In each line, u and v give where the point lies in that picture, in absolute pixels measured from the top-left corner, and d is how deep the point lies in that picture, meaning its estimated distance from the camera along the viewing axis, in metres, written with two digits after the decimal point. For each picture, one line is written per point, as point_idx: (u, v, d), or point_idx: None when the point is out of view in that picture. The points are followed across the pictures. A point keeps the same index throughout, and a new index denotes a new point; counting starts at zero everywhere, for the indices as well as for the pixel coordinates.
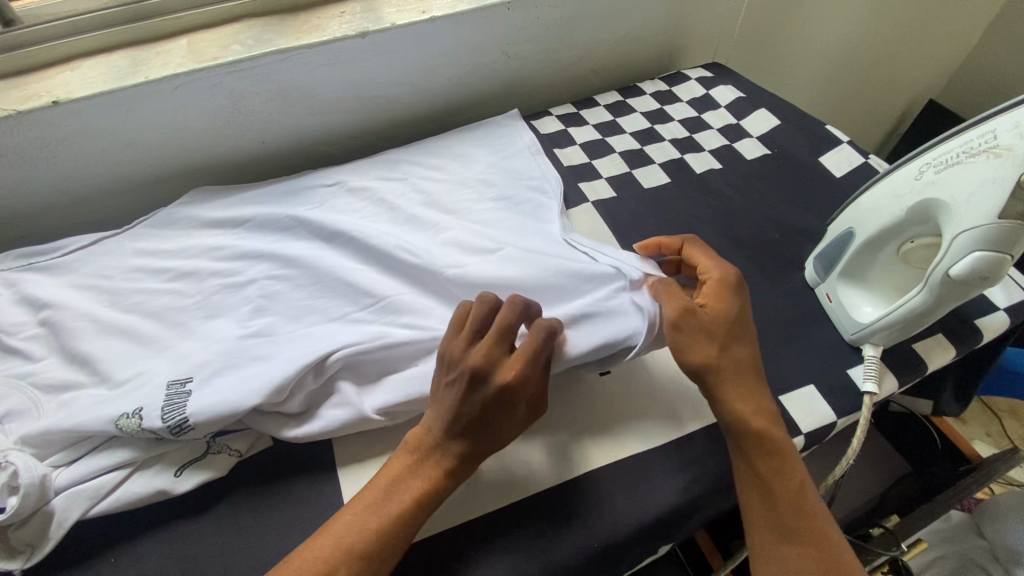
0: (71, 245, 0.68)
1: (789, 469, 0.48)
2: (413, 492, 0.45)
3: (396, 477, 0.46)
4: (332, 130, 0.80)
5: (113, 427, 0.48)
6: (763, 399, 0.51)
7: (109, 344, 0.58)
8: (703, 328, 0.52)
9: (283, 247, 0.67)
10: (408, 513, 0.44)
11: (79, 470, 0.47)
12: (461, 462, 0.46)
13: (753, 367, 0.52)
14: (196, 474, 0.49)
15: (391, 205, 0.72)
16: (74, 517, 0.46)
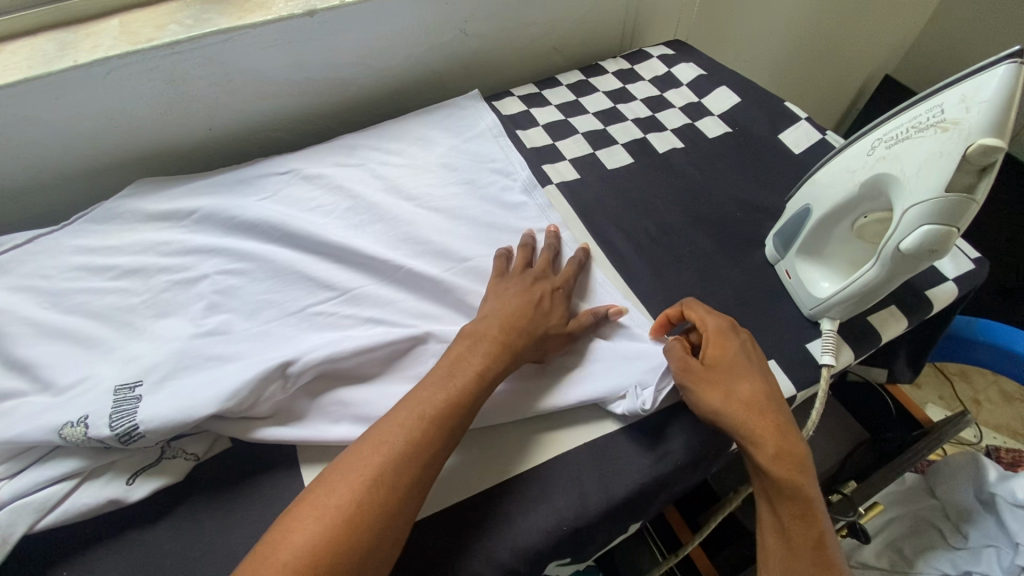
0: (4, 244, 0.64)
1: (808, 523, 0.46)
2: (475, 367, 0.49)
3: (453, 364, 0.49)
4: (283, 114, 0.77)
5: (57, 437, 0.45)
6: (794, 447, 0.47)
7: (50, 348, 0.55)
8: (711, 392, 0.49)
9: (236, 240, 0.64)
10: (473, 385, 0.48)
11: (22, 485, 0.45)
12: (517, 339, 0.52)
13: (776, 414, 0.49)
14: (151, 480, 0.47)
15: (349, 193, 0.69)
16: (19, 532, 0.43)
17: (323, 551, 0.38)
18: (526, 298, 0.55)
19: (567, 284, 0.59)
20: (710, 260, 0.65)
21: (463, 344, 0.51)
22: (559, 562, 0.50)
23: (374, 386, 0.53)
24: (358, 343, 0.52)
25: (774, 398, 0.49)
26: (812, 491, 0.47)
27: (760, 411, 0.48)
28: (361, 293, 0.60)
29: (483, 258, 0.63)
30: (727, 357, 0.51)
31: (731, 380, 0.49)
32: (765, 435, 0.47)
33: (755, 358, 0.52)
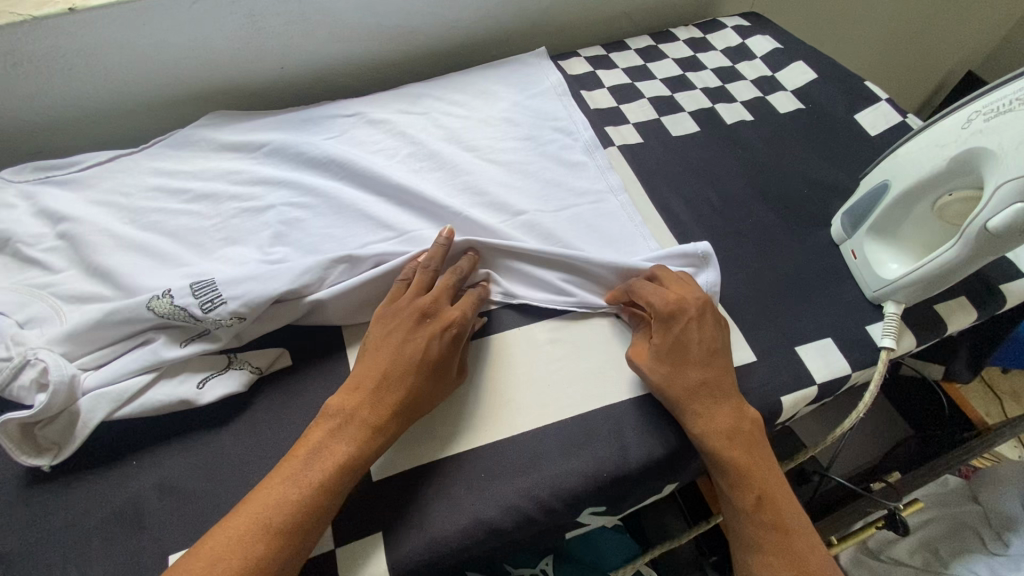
0: (88, 161, 0.67)
1: (743, 489, 0.46)
2: (337, 456, 0.43)
3: (317, 444, 0.44)
4: (353, 60, 0.78)
5: (147, 311, 0.49)
6: (732, 421, 0.47)
7: (129, 259, 0.58)
8: (671, 380, 0.48)
9: (302, 176, 0.66)
10: (329, 478, 0.43)
11: (105, 376, 0.48)
12: (393, 417, 0.46)
13: (710, 391, 0.48)
14: (219, 386, 0.50)
15: (413, 140, 0.70)
16: (99, 417, 0.47)
17: (282, 510, 0.41)
18: (404, 355, 0.47)
19: (462, 320, 0.50)
20: (771, 234, 0.63)
21: (350, 397, 0.46)
22: (595, 509, 0.51)
23: None
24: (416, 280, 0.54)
25: (704, 376, 0.48)
26: (754, 457, 0.47)
27: (716, 393, 0.48)
28: (419, 237, 0.61)
29: (540, 212, 0.63)
30: (676, 347, 0.49)
31: (671, 367, 0.49)
32: (711, 411, 0.47)
33: (684, 333, 0.49)
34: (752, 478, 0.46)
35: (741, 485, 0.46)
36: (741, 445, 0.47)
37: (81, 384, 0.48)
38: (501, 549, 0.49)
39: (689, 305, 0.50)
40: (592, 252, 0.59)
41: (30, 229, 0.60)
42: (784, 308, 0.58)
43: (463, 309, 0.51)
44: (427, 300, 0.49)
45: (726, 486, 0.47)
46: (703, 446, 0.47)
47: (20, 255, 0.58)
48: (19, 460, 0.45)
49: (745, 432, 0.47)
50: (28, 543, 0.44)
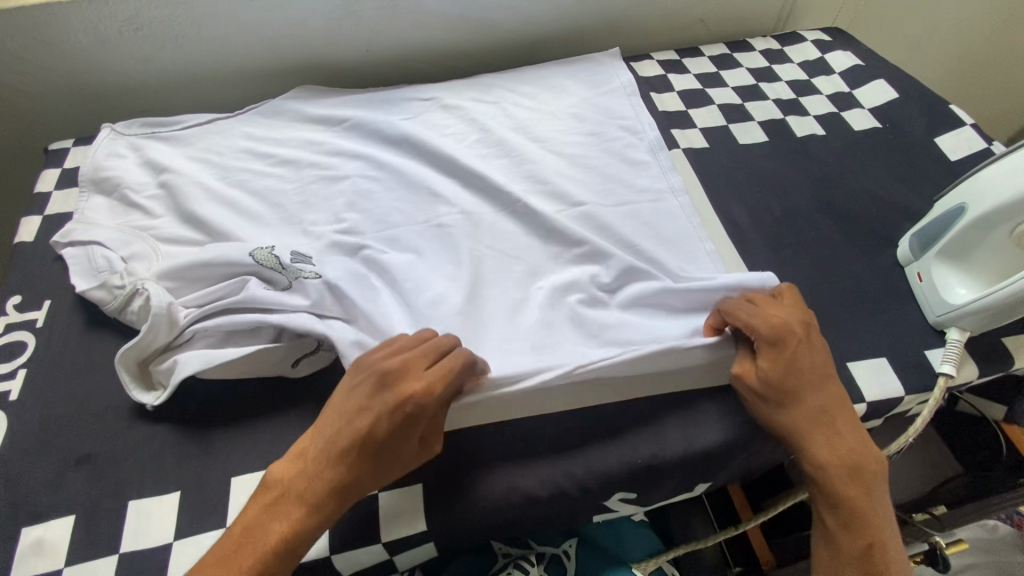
0: (189, 121, 0.73)
1: (854, 533, 0.46)
2: (279, 529, 0.41)
3: (271, 504, 0.42)
4: (433, 47, 0.82)
5: (250, 259, 0.54)
6: (853, 455, 0.46)
7: (218, 211, 0.63)
8: (790, 410, 0.47)
9: (377, 151, 0.70)
10: (268, 554, 0.40)
11: (201, 310, 0.53)
12: (332, 500, 0.42)
13: (830, 426, 0.47)
14: (307, 363, 0.52)
15: (482, 126, 0.73)
16: (189, 372, 0.49)
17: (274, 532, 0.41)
18: (351, 430, 0.43)
19: (423, 396, 0.43)
20: (832, 249, 0.63)
21: (292, 466, 0.43)
22: (625, 496, 0.52)
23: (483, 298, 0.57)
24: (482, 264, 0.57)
25: (825, 408, 0.47)
26: (870, 497, 0.46)
27: (825, 420, 0.47)
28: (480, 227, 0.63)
29: (600, 205, 0.64)
30: (791, 373, 0.47)
31: (782, 402, 0.48)
32: (818, 438, 0.47)
33: (797, 358, 0.48)
34: (864, 522, 0.45)
35: (852, 521, 0.46)
36: (854, 481, 0.46)
37: (176, 324, 0.52)
38: (529, 520, 0.50)
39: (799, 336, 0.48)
40: (647, 249, 0.60)
41: (135, 177, 0.66)
42: (835, 323, 0.57)
43: (431, 378, 0.44)
44: (391, 366, 0.44)
45: (837, 524, 0.46)
46: (818, 475, 0.47)
47: (125, 199, 0.65)
48: (132, 395, 0.51)
49: (868, 474, 0.46)
50: (112, 451, 0.49)
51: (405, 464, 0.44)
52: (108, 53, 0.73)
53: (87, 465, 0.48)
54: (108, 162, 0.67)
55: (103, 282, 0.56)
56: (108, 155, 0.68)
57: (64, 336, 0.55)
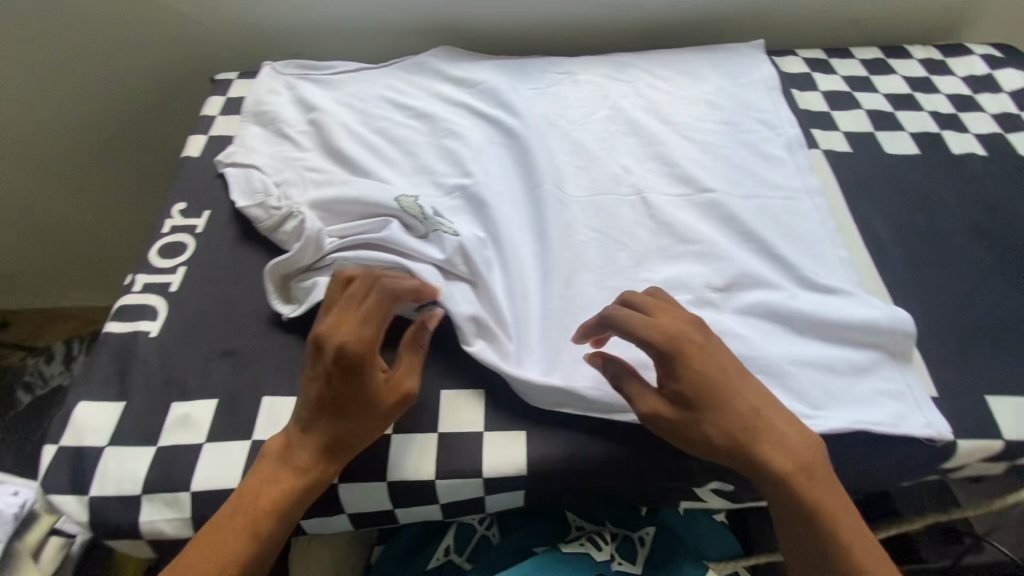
0: (338, 67, 0.78)
1: (828, 544, 0.44)
2: (274, 491, 0.44)
3: (264, 476, 0.45)
4: (573, 21, 0.82)
5: (395, 202, 0.57)
6: (807, 454, 0.45)
7: (360, 153, 0.67)
8: (715, 426, 0.45)
9: (510, 114, 0.72)
10: (273, 508, 0.44)
11: (342, 242, 0.55)
12: (323, 453, 0.45)
13: (777, 433, 0.45)
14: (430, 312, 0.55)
15: (614, 103, 0.73)
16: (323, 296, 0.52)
17: (258, 508, 0.44)
18: (319, 392, 0.45)
19: (333, 341, 0.44)
20: (982, 276, 0.58)
21: (279, 441, 0.46)
22: (720, 488, 0.51)
23: (601, 269, 0.58)
24: (597, 258, 0.59)
25: (756, 408, 0.46)
26: (834, 497, 0.45)
27: (758, 437, 0.45)
28: (603, 199, 0.63)
29: (729, 195, 0.63)
30: (707, 379, 0.46)
31: (712, 416, 0.45)
32: (762, 447, 0.45)
33: (701, 366, 0.46)
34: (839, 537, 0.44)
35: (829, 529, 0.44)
36: (807, 481, 0.45)
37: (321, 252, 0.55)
38: (628, 493, 0.51)
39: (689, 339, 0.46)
40: (775, 246, 0.58)
41: (288, 112, 0.72)
42: (977, 354, 0.53)
43: (356, 330, 0.44)
44: (318, 330, 0.45)
45: (812, 541, 0.45)
46: (780, 492, 0.45)
47: (279, 131, 0.70)
48: (272, 304, 0.55)
49: (818, 468, 0.45)
50: (251, 350, 0.54)
51: (371, 423, 0.46)
52: None
53: (230, 359, 0.53)
54: (268, 97, 0.73)
55: (262, 203, 0.61)
56: (268, 90, 0.74)
57: (218, 244, 0.61)
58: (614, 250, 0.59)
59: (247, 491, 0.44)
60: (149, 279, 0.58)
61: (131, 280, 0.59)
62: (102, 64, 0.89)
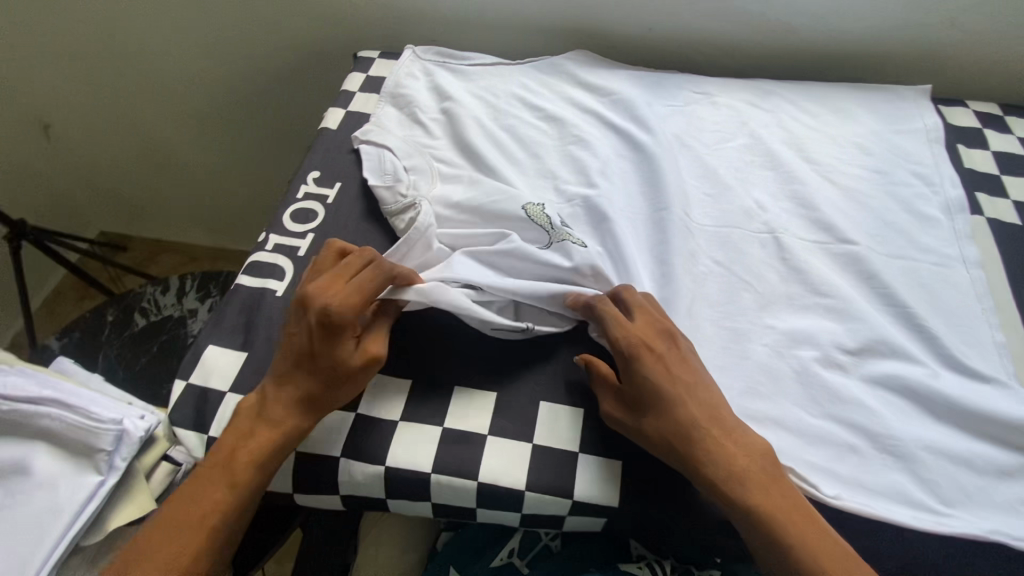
0: (475, 59, 0.79)
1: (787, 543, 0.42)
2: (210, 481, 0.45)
3: (203, 474, 0.46)
4: (718, 40, 0.79)
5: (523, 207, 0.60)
6: (727, 441, 0.45)
7: (487, 149, 0.68)
8: (671, 407, 0.46)
9: (641, 130, 0.70)
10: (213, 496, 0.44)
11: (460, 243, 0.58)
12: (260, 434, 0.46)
13: (717, 427, 0.46)
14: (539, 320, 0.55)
15: (754, 132, 0.69)
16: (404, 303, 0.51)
17: (194, 504, 0.44)
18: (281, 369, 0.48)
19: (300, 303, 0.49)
20: None
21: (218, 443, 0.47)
22: None
23: (720, 308, 0.55)
24: (718, 297, 0.56)
25: (706, 402, 0.47)
26: (766, 489, 0.44)
27: (695, 412, 0.46)
28: (730, 234, 0.60)
29: (871, 251, 0.58)
30: (676, 370, 0.47)
31: (668, 408, 0.46)
32: (703, 436, 0.45)
33: (668, 360, 0.48)
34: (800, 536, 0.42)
35: (775, 523, 0.42)
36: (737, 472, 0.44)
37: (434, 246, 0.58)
38: (731, 547, 0.49)
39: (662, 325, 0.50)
40: (918, 316, 0.53)
41: (424, 98, 0.74)
42: None
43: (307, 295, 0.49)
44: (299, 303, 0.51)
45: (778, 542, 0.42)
46: (728, 488, 0.44)
47: (413, 115, 0.72)
48: None
49: (739, 451, 0.45)
50: None
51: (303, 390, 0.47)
52: None
53: None
54: (406, 80, 0.75)
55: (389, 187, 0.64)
56: (406, 73, 0.76)
57: (346, 218, 0.64)
58: (735, 289, 0.56)
59: (190, 492, 0.45)
60: (280, 240, 0.62)
61: (264, 238, 0.62)
62: (261, 37, 0.99)
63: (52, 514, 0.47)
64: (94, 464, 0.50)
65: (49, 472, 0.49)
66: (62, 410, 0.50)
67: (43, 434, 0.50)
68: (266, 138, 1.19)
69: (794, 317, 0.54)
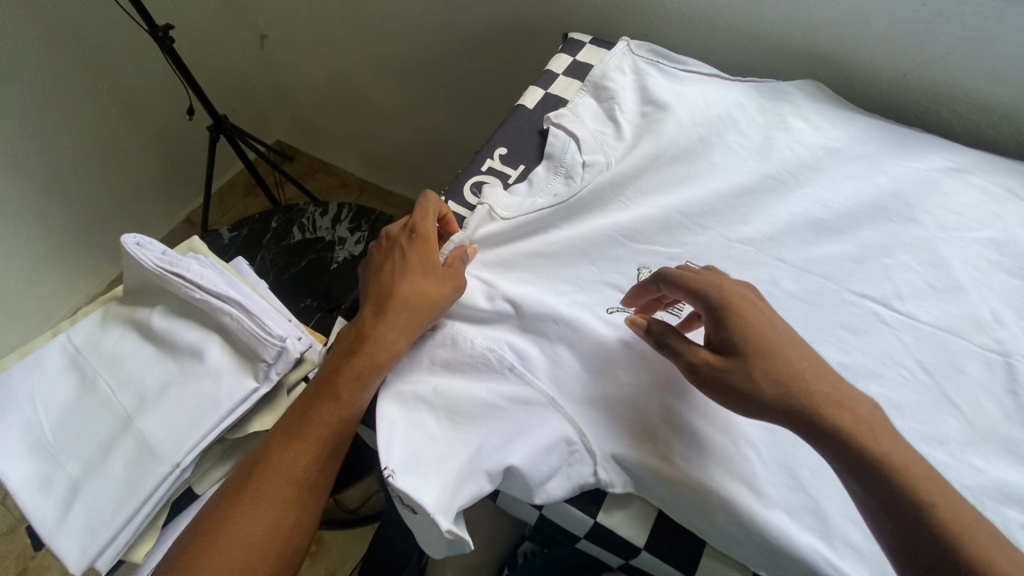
0: (692, 65, 0.73)
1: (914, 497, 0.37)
2: (304, 452, 0.48)
3: (292, 445, 0.48)
4: (984, 103, 0.67)
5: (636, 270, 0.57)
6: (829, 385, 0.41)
7: (679, 168, 0.63)
8: (782, 366, 0.41)
9: (860, 189, 0.61)
10: (304, 461, 0.48)
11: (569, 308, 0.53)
12: (354, 393, 0.49)
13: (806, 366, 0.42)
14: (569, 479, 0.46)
15: (1003, 225, 0.58)
16: (398, 392, 0.49)
17: (279, 482, 0.47)
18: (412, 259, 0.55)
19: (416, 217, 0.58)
20: None
21: (308, 405, 0.49)
22: None
23: (909, 423, 0.47)
24: (910, 411, 0.48)
25: (785, 346, 0.43)
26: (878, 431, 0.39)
27: (793, 359, 0.42)
28: (944, 339, 0.51)
29: None
30: (757, 312, 0.44)
31: (773, 360, 0.42)
32: (822, 398, 0.40)
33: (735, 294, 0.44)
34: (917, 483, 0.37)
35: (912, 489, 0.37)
36: (867, 420, 0.39)
37: (539, 234, 0.59)
38: None
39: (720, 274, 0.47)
40: None
41: (627, 97, 0.70)
42: None
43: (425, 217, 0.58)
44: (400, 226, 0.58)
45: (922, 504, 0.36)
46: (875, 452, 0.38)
47: (609, 112, 0.69)
48: None
49: (846, 393, 0.41)
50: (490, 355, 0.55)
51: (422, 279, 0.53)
52: None
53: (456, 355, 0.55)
54: (613, 74, 0.72)
55: (563, 181, 0.63)
56: (616, 67, 0.72)
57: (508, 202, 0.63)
58: (935, 409, 0.48)
59: (280, 475, 0.47)
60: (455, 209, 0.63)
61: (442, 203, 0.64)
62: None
63: (209, 404, 0.52)
64: (255, 369, 0.54)
65: (217, 366, 0.53)
66: (241, 315, 0.54)
67: (219, 328, 0.55)
68: (447, 99, 1.25)
69: (999, 465, 0.45)
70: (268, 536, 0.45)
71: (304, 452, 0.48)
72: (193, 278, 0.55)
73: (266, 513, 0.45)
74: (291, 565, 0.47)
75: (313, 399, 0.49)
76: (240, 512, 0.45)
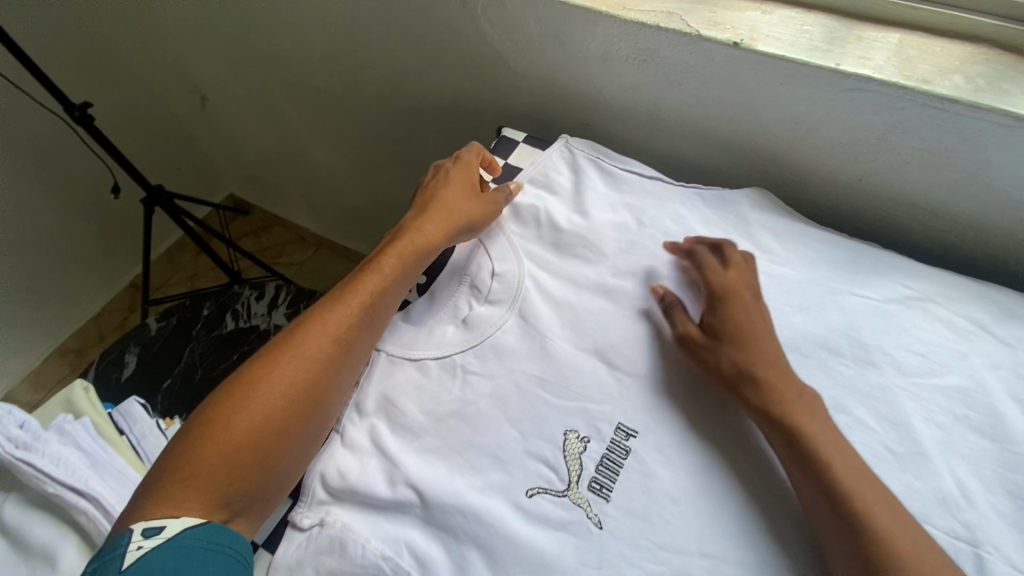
0: (636, 166, 0.67)
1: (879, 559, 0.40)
2: (302, 362, 0.50)
3: (296, 351, 0.50)
4: (948, 213, 0.61)
5: (562, 437, 0.50)
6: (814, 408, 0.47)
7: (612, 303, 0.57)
8: (770, 378, 0.48)
9: (809, 327, 0.55)
10: (301, 371, 0.49)
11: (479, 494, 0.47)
12: (359, 315, 0.53)
13: (793, 388, 0.48)
14: None
15: (969, 368, 0.52)
16: None
17: (277, 389, 0.48)
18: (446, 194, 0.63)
19: (468, 153, 0.66)
20: None
21: (319, 319, 0.52)
22: None
23: None
24: None
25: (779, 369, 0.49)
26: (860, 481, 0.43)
27: (784, 377, 0.49)
28: None
29: None
30: (760, 332, 0.52)
31: (768, 374, 0.49)
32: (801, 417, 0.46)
33: (742, 313, 0.53)
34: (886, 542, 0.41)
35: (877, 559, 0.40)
36: (850, 465, 0.44)
37: (454, 389, 0.53)
38: None
39: (750, 291, 0.55)
40: None
41: (561, 207, 0.65)
42: None
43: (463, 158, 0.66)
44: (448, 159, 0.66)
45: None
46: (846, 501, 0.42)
47: (542, 229, 0.64)
48: None
49: (833, 434, 0.46)
50: None
51: (447, 218, 0.61)
52: (601, 71, 0.69)
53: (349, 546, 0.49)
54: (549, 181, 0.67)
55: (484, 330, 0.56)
56: (550, 169, 0.68)
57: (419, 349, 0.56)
58: None
59: (278, 382, 0.48)
60: None
61: None
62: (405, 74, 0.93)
63: None
64: None
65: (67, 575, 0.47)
66: (99, 514, 0.48)
67: (76, 524, 0.49)
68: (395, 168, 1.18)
69: None
70: (248, 441, 0.46)
71: (302, 360, 0.50)
72: (45, 469, 0.48)
73: (247, 420, 0.46)
74: (263, 488, 0.46)
75: (315, 314, 0.53)
76: (234, 408, 0.47)
